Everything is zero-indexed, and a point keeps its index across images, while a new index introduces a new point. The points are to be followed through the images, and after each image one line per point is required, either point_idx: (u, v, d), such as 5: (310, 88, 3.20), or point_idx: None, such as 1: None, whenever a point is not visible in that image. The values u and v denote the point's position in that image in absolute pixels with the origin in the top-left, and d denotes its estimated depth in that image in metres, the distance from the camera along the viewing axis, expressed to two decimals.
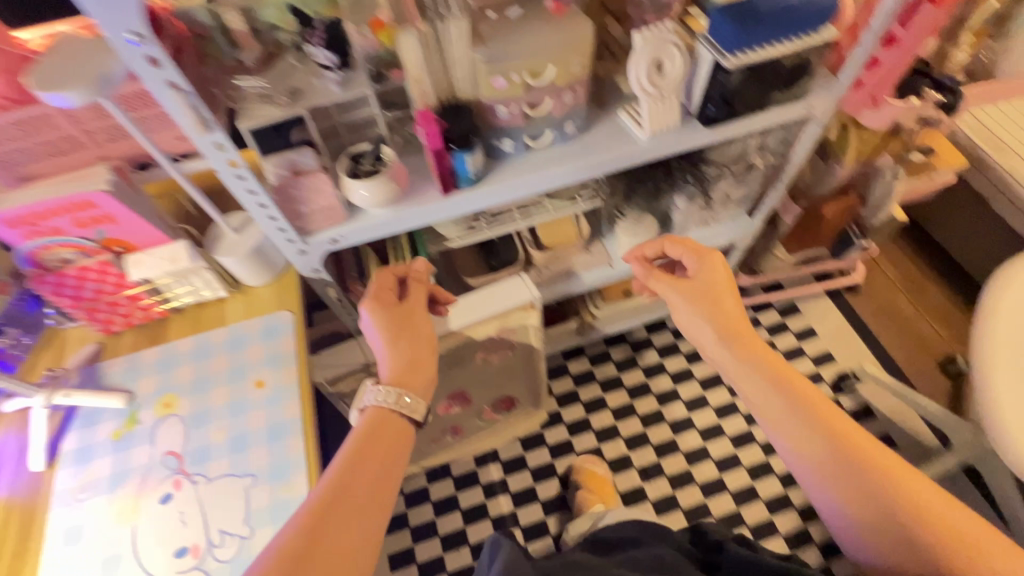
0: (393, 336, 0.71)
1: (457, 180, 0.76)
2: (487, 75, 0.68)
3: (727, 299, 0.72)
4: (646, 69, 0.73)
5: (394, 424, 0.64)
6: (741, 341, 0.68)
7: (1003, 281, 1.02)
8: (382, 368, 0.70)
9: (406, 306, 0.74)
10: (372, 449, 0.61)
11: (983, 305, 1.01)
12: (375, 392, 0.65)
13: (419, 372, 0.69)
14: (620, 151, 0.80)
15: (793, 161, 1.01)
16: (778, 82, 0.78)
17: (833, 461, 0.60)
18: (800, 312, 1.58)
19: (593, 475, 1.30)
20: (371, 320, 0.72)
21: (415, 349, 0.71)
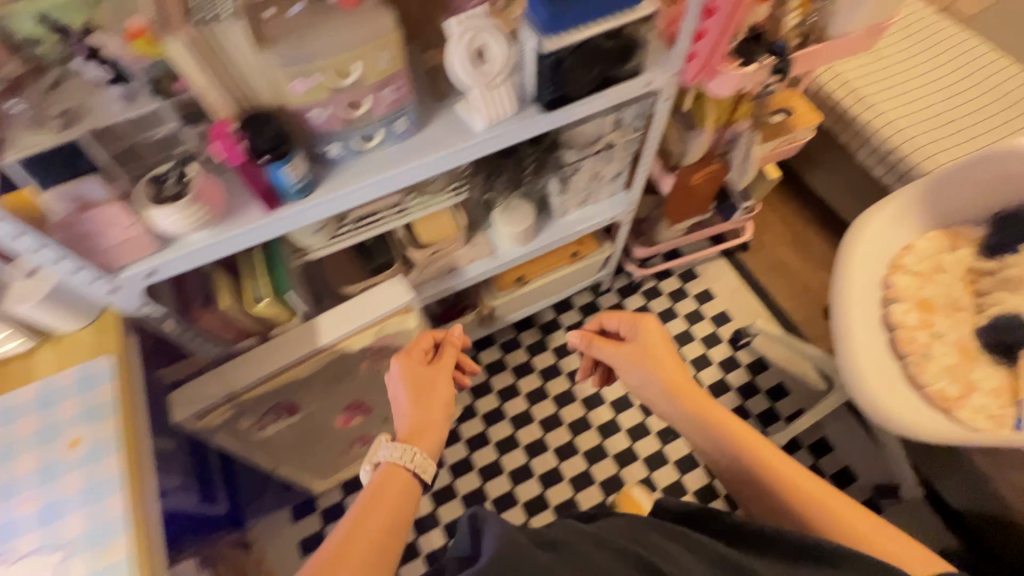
0: (414, 397, 0.82)
1: (283, 193, 0.70)
2: (284, 78, 0.62)
3: (670, 359, 0.84)
4: (468, 60, 0.70)
5: (405, 478, 0.72)
6: (682, 396, 0.81)
7: (859, 230, 1.07)
8: (398, 423, 0.81)
9: (426, 373, 0.85)
10: (388, 499, 0.69)
11: (843, 255, 1.06)
12: (389, 447, 0.74)
13: (428, 431, 0.79)
14: (458, 145, 0.77)
15: (652, 133, 1.01)
16: (609, 63, 0.77)
17: (758, 482, 0.73)
18: (698, 276, 1.63)
19: (630, 500, 1.01)
20: (399, 379, 0.84)
21: (429, 413, 0.81)
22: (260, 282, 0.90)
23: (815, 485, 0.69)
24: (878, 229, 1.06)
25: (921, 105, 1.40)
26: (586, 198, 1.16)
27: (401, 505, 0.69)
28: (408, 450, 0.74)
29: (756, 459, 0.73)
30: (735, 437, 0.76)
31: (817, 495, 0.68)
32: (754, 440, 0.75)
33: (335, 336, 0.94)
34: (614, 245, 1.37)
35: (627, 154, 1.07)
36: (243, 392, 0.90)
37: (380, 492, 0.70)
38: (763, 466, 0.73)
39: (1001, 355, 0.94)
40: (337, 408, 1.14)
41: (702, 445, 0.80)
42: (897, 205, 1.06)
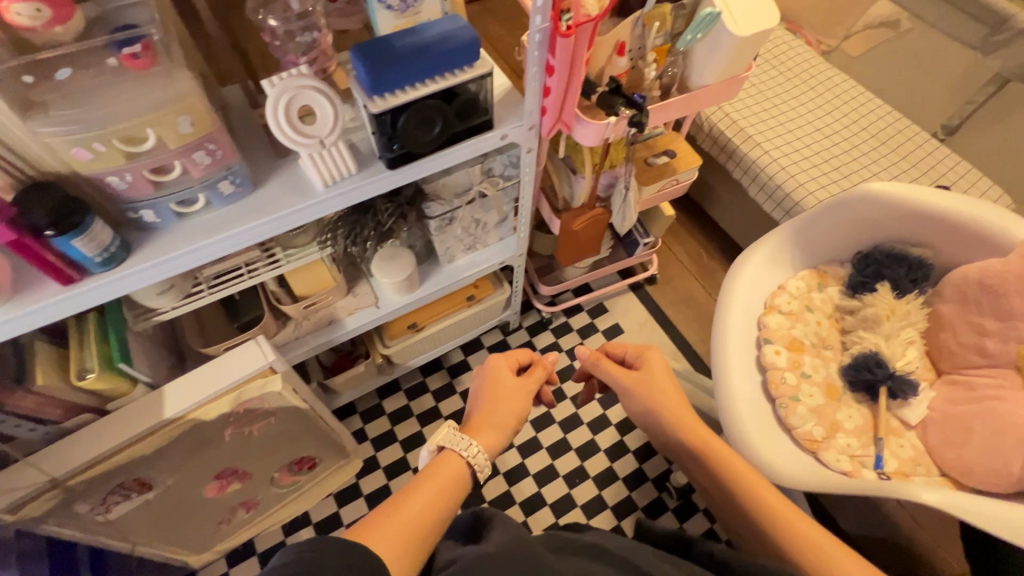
0: (492, 397, 0.83)
1: (83, 265, 0.64)
2: (64, 146, 0.57)
3: (671, 390, 0.86)
4: (289, 119, 0.67)
5: (457, 470, 0.70)
6: (688, 429, 0.81)
7: (739, 267, 1.07)
8: (473, 413, 0.82)
9: (508, 381, 0.85)
10: (434, 489, 0.67)
11: (724, 291, 1.06)
12: (454, 436, 0.73)
13: (493, 427, 0.79)
14: (295, 204, 0.73)
15: (525, 181, 0.99)
16: (452, 118, 0.75)
17: (761, 527, 0.72)
18: (607, 311, 1.64)
19: None
20: (484, 381, 0.86)
21: (497, 413, 0.80)
22: (88, 353, 0.82)
23: (833, 547, 0.67)
24: (755, 268, 1.07)
25: (802, 144, 1.47)
26: (472, 243, 1.14)
27: (437, 500, 0.65)
28: (470, 442, 0.72)
29: (765, 505, 0.73)
30: (740, 481, 0.76)
31: (825, 553, 0.67)
32: (757, 482, 0.75)
33: (183, 407, 0.86)
34: (513, 286, 1.34)
35: (505, 200, 1.05)
36: (70, 475, 0.82)
37: (426, 481, 0.67)
38: (769, 511, 0.73)
39: (864, 393, 0.99)
40: (205, 477, 1.04)
41: (702, 480, 0.81)
42: (768, 246, 1.07)
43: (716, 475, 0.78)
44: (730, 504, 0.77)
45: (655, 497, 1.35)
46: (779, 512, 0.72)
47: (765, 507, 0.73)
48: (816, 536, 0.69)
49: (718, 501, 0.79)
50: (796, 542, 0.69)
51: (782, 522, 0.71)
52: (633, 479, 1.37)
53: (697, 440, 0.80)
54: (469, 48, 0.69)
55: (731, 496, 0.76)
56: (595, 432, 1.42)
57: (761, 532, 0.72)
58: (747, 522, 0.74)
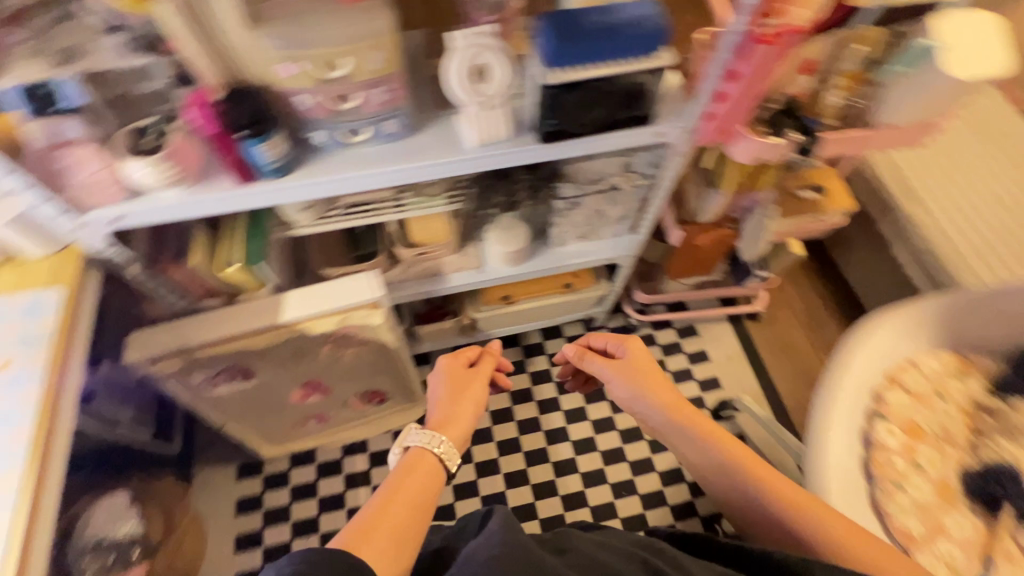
0: (449, 394, 0.83)
1: (257, 169, 0.70)
2: (274, 60, 0.62)
3: (652, 372, 0.86)
4: (466, 73, 0.68)
5: (430, 465, 0.71)
6: (673, 409, 0.82)
7: (861, 336, 0.94)
8: (432, 409, 0.82)
9: (467, 376, 0.86)
10: (413, 487, 0.67)
11: (836, 360, 0.94)
12: (418, 433, 0.74)
13: (456, 422, 0.79)
14: (446, 156, 0.75)
15: (663, 183, 0.96)
16: (614, 106, 0.73)
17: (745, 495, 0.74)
18: (697, 334, 1.57)
19: None
20: (439, 379, 0.86)
21: (459, 406, 0.81)
22: (235, 248, 0.91)
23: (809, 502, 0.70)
24: (880, 339, 0.94)
25: (977, 212, 1.28)
26: (585, 233, 1.12)
27: (420, 498, 0.67)
28: (437, 436, 0.73)
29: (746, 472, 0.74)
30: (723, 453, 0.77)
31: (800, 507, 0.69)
32: (753, 462, 0.74)
33: (298, 314, 0.94)
34: (612, 284, 1.32)
35: (634, 198, 1.02)
36: (198, 347, 0.92)
37: (403, 481, 0.68)
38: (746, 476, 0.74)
39: (982, 504, 0.87)
40: (294, 382, 1.14)
41: (702, 464, 0.79)
42: (912, 315, 0.96)
43: (718, 454, 0.77)
44: (734, 487, 0.75)
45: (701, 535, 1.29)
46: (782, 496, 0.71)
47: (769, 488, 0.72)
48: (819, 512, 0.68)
49: (721, 490, 0.77)
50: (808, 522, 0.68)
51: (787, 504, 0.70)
52: (681, 510, 1.32)
53: (681, 418, 0.81)
54: (654, 37, 0.67)
55: (734, 480, 0.75)
56: (653, 451, 1.38)
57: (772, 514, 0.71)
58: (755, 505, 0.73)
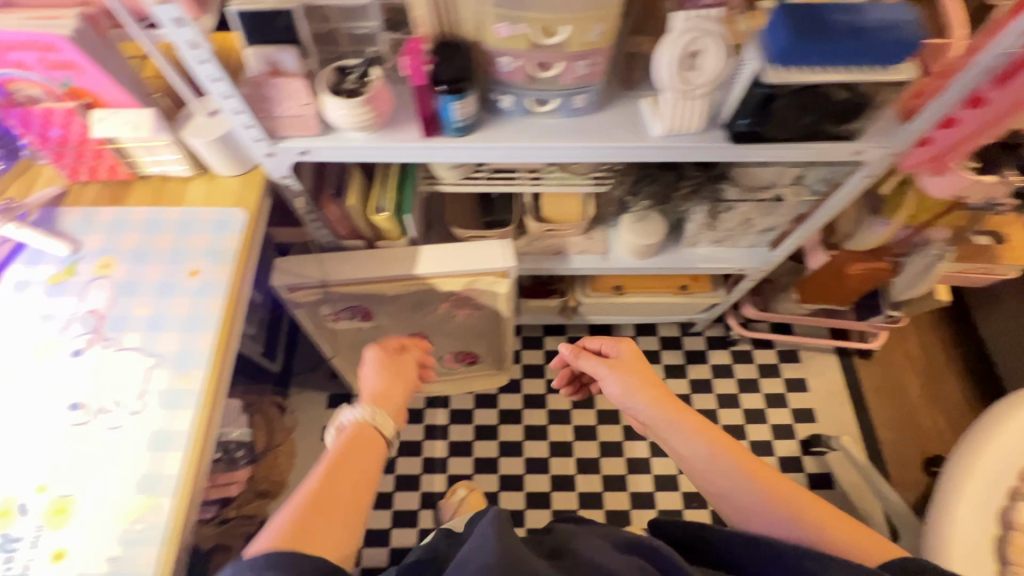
0: (380, 372, 0.81)
1: (443, 125, 0.70)
2: (492, 19, 0.61)
3: (643, 367, 0.81)
4: (678, 57, 0.64)
5: (368, 437, 0.71)
6: (670, 403, 0.76)
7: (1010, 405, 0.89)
8: (365, 387, 0.80)
9: (401, 361, 0.85)
10: (353, 462, 0.67)
11: (981, 424, 0.89)
12: (353, 410, 0.73)
13: (389, 400, 0.78)
14: (628, 141, 0.72)
15: (830, 204, 0.90)
16: (821, 116, 0.68)
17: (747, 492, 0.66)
18: (798, 361, 1.48)
19: None
20: (370, 364, 0.83)
21: (393, 385, 0.80)
22: (386, 195, 0.92)
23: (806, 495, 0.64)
24: None
25: None
26: (721, 238, 1.06)
27: (365, 472, 0.66)
28: (373, 411, 0.73)
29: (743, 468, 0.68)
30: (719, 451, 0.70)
31: (803, 501, 0.64)
32: (734, 449, 0.69)
33: (430, 270, 0.96)
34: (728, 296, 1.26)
35: (790, 213, 0.96)
36: (334, 285, 0.96)
37: (342, 455, 0.67)
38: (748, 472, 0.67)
39: None
40: (402, 331, 1.17)
41: (688, 457, 0.72)
42: None
43: (703, 445, 0.71)
44: (711, 474, 0.69)
45: None
46: (763, 481, 0.66)
47: (752, 475, 0.67)
48: (799, 497, 0.65)
49: (714, 488, 0.69)
50: (789, 507, 0.64)
51: (767, 489, 0.65)
52: None
53: (674, 409, 0.75)
54: (905, 47, 0.60)
55: (718, 468, 0.69)
56: None
57: (754, 500, 0.66)
58: (734, 492, 0.67)
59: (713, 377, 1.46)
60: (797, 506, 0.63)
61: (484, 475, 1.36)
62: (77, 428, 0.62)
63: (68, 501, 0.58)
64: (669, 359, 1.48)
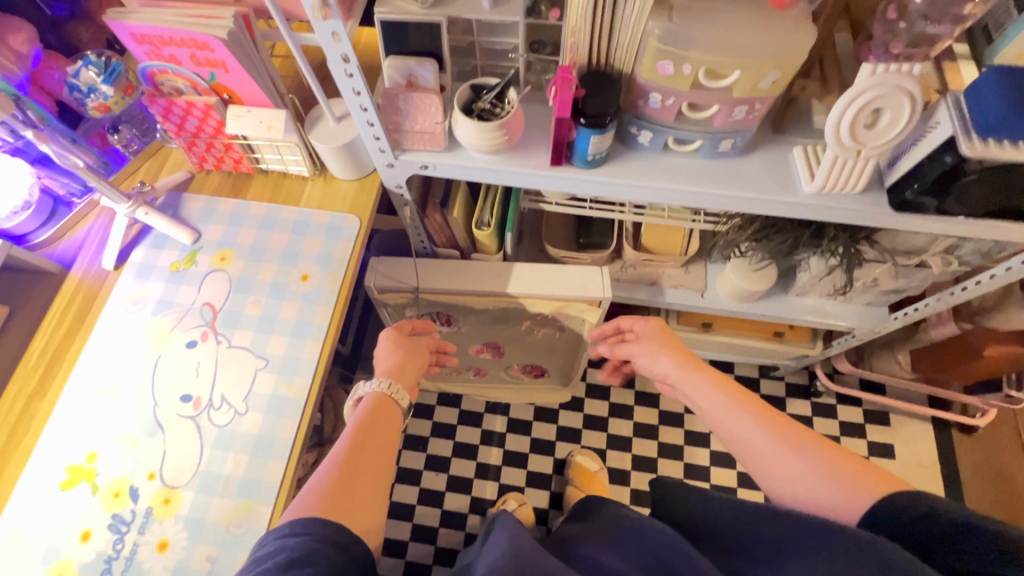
0: (395, 348, 0.77)
1: (573, 155, 0.66)
2: (655, 55, 0.56)
3: (673, 337, 0.77)
4: (857, 116, 0.57)
5: (388, 412, 0.68)
6: (693, 364, 0.71)
7: None
8: (378, 366, 0.75)
9: (417, 340, 0.80)
10: (373, 434, 0.64)
11: None
12: (370, 384, 0.70)
13: (404, 376, 0.75)
14: (772, 194, 0.65)
15: (981, 279, 0.80)
16: (1008, 192, 0.60)
17: (762, 446, 0.60)
18: (886, 424, 1.36)
19: (583, 472, 1.28)
20: (384, 339, 0.78)
21: (406, 360, 0.76)
22: (490, 209, 0.90)
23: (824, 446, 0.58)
24: None
25: None
26: (837, 292, 0.95)
27: (383, 446, 0.64)
28: (391, 384, 0.70)
29: (757, 422, 0.61)
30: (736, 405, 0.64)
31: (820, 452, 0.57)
32: (752, 404, 0.63)
33: (521, 289, 0.92)
34: (825, 350, 1.17)
35: (927, 279, 0.86)
36: (425, 292, 0.95)
37: (368, 430, 0.64)
38: (762, 424, 0.61)
39: None
40: (478, 339, 1.15)
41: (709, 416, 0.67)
42: None
43: (722, 400, 0.66)
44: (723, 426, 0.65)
45: None
46: (777, 432, 0.60)
47: (765, 423, 0.61)
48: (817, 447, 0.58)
49: (733, 442, 0.64)
50: (793, 456, 0.58)
51: (770, 438, 0.60)
52: None
53: (695, 372, 0.70)
54: None
55: (735, 421, 0.63)
56: None
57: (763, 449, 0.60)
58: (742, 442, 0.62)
59: None
60: (802, 456, 0.57)
61: (536, 490, 1.34)
62: (185, 421, 0.63)
63: (174, 494, 0.60)
64: None
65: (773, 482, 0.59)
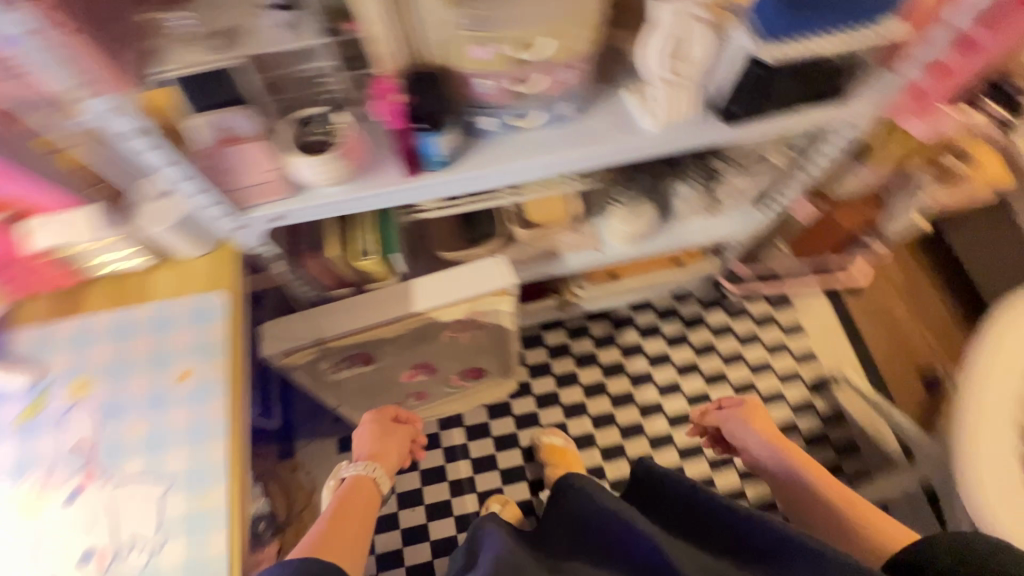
0: (376, 433, 0.94)
1: (426, 162, 0.64)
2: (464, 42, 0.56)
3: (764, 416, 0.95)
4: (665, 51, 0.60)
5: (366, 484, 0.84)
6: (781, 439, 0.90)
7: (997, 330, 0.93)
8: (359, 448, 0.93)
9: (398, 429, 0.97)
10: (356, 499, 0.80)
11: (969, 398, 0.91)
12: (352, 467, 0.87)
13: (391, 457, 0.92)
14: (619, 142, 0.68)
15: (814, 162, 0.91)
16: (807, 81, 0.67)
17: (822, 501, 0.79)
18: (790, 305, 1.50)
19: (553, 449, 1.27)
20: (366, 422, 0.95)
21: (394, 441, 0.95)
22: (368, 236, 0.86)
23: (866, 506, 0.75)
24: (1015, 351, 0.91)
25: None
26: (711, 208, 1.02)
27: (364, 511, 0.79)
28: (371, 466, 0.87)
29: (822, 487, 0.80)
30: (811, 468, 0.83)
31: (861, 508, 0.75)
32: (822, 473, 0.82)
33: (428, 303, 0.90)
34: (722, 258, 1.28)
35: (772, 174, 0.97)
36: (331, 340, 0.89)
37: (349, 499, 0.80)
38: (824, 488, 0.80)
39: None
40: (406, 365, 1.11)
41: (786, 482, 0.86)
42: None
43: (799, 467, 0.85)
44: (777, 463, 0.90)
45: None
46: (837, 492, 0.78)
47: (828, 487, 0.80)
48: (858, 504, 0.76)
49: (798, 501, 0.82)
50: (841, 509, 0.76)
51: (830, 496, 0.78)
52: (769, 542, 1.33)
53: (778, 441, 0.90)
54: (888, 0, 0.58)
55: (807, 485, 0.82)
56: None
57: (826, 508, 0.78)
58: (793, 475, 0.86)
59: (716, 338, 1.47)
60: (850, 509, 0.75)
61: (515, 485, 1.34)
62: None
63: None
64: (670, 330, 1.48)
65: (830, 527, 0.76)
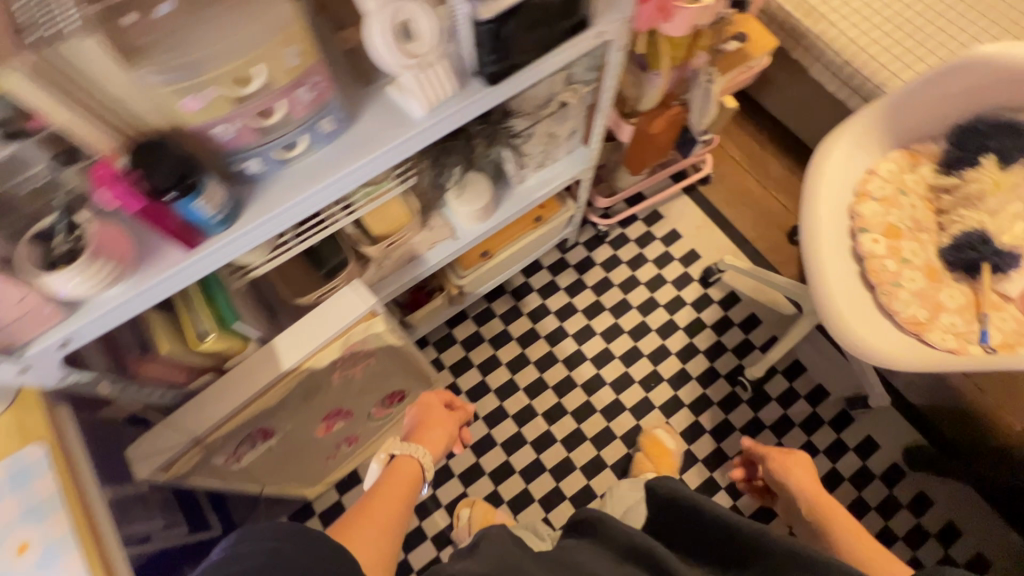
0: (425, 417, 0.89)
1: (202, 227, 0.60)
2: (170, 98, 0.53)
3: (809, 468, 0.84)
4: (391, 35, 0.60)
5: (408, 469, 0.80)
6: (824, 499, 0.78)
7: (816, 174, 1.04)
8: (407, 426, 0.89)
9: (445, 414, 0.91)
10: (392, 484, 0.77)
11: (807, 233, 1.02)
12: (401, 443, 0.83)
13: (439, 440, 0.87)
14: (397, 136, 0.67)
15: (606, 86, 0.94)
16: (545, 24, 0.69)
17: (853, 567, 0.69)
18: (662, 216, 1.58)
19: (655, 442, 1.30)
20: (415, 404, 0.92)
21: (443, 426, 0.89)
22: (199, 315, 0.81)
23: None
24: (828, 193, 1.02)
25: (878, 3, 1.28)
26: (540, 160, 1.04)
27: (400, 500, 0.75)
28: (417, 448, 0.82)
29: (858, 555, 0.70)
30: (853, 532, 0.73)
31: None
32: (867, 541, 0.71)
33: (297, 356, 0.86)
34: (576, 204, 1.30)
35: (581, 110, 0.99)
36: (209, 434, 0.83)
37: (387, 485, 0.76)
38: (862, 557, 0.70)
39: (964, 274, 0.97)
40: (316, 420, 1.07)
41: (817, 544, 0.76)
42: (838, 151, 1.04)
43: (839, 531, 0.74)
44: (799, 512, 0.81)
45: (730, 392, 1.40)
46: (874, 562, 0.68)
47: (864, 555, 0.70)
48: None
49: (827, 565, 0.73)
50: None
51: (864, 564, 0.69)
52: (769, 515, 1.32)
53: (819, 496, 0.79)
54: None
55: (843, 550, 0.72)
56: (664, 337, 1.46)
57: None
58: (814, 529, 0.77)
59: (609, 272, 1.53)
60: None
61: (477, 483, 1.34)
62: None
63: None
64: (567, 280, 1.52)
65: None
